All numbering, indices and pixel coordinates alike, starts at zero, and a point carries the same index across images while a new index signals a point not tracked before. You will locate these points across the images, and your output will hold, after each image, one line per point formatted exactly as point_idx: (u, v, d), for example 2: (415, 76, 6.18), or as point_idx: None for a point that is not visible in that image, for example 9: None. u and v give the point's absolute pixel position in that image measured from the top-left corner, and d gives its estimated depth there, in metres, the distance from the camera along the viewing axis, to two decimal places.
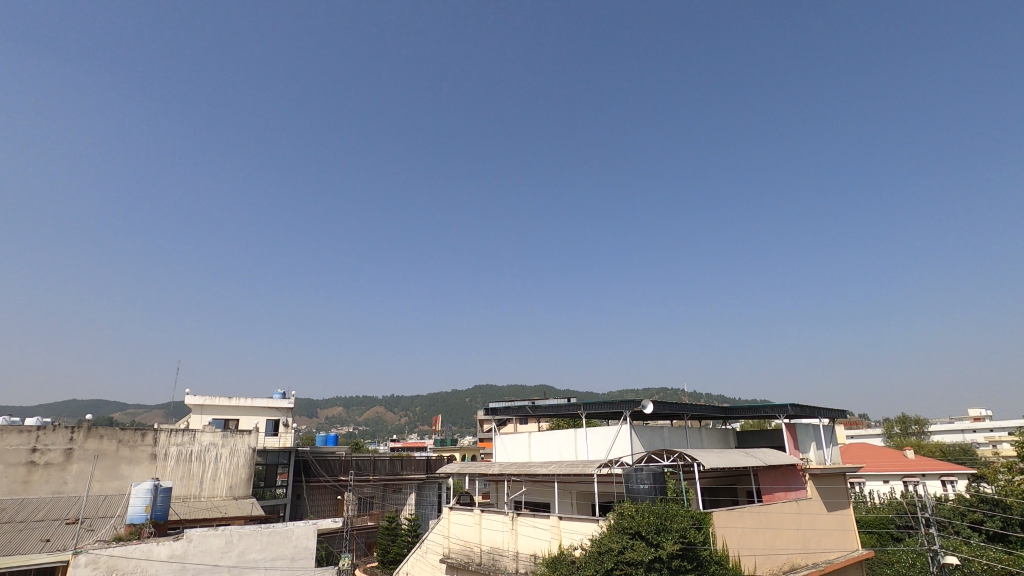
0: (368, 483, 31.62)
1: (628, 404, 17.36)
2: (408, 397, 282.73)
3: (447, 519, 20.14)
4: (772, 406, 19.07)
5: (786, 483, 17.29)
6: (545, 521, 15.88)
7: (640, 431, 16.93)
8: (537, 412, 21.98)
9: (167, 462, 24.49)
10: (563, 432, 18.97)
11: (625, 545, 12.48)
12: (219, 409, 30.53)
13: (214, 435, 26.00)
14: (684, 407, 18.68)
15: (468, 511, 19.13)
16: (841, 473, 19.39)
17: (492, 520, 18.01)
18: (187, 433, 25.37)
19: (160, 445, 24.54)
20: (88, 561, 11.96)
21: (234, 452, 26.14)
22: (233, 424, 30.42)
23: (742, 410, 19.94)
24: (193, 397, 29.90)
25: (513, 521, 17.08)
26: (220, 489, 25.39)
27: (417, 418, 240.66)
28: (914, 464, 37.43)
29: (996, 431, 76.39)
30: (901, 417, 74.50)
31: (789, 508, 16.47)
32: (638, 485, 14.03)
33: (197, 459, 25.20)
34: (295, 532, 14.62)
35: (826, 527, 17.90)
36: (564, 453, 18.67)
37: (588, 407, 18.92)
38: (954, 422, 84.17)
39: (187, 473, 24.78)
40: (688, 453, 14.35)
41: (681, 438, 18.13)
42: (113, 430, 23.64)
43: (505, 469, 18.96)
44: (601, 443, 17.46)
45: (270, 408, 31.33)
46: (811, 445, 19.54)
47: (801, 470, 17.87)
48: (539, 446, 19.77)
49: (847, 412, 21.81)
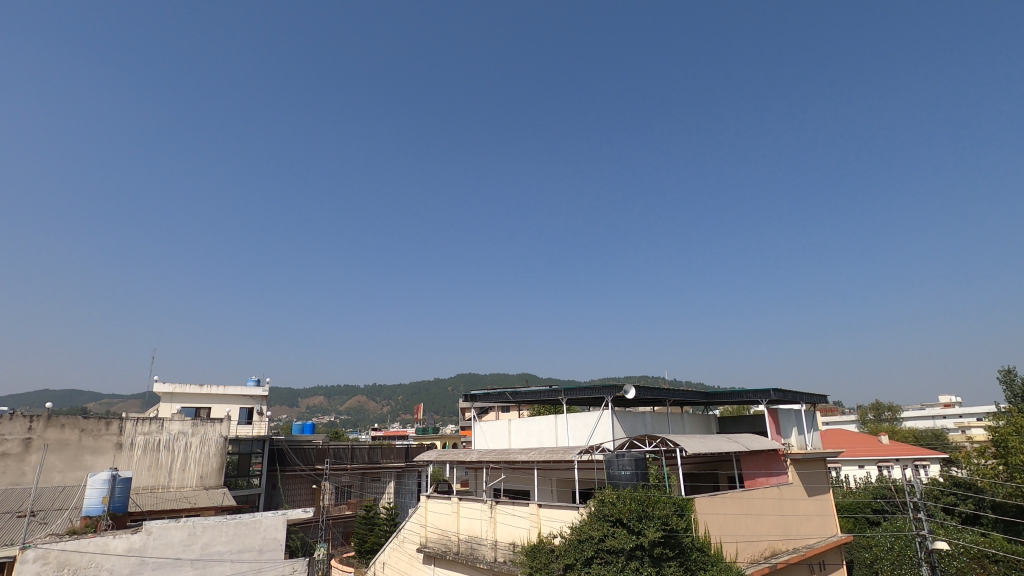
0: (345, 472, 30.99)
1: (609, 389, 16.97)
2: (390, 386, 281.24)
3: (424, 508, 19.68)
4: (753, 391, 18.84)
5: (768, 469, 17.12)
6: (524, 509, 15.49)
7: (622, 417, 16.57)
8: (517, 399, 21.54)
9: (133, 452, 23.56)
10: (543, 418, 18.56)
11: (605, 533, 12.14)
12: (190, 397, 29.57)
13: (184, 424, 25.15)
14: (666, 392, 18.37)
15: (446, 499, 18.68)
16: (822, 458, 19.33)
17: (470, 508, 17.59)
18: (155, 421, 24.44)
19: (126, 434, 23.58)
20: (37, 556, 11.23)
21: (204, 441, 25.34)
22: (205, 413, 29.52)
23: (724, 396, 19.71)
24: (162, 385, 28.89)
25: (492, 510, 16.66)
26: (190, 479, 24.63)
27: (399, 407, 239.70)
28: (888, 449, 37.94)
29: (965, 417, 78.34)
30: (874, 404, 75.93)
31: (770, 494, 16.31)
32: (620, 472, 13.65)
33: (166, 449, 24.30)
34: (264, 523, 13.99)
35: (807, 512, 17.83)
36: (544, 440, 18.28)
37: (569, 392, 18.53)
38: (926, 409, 86.21)
39: (155, 463, 23.88)
40: (671, 438, 14.02)
41: (662, 424, 17.84)
42: (75, 418, 22.63)
43: (483, 456, 18.54)
44: (582, 429, 17.09)
45: (244, 396, 30.46)
46: (792, 430, 19.41)
47: (783, 455, 17.73)
48: (519, 433, 19.35)
49: (827, 397, 21.76)
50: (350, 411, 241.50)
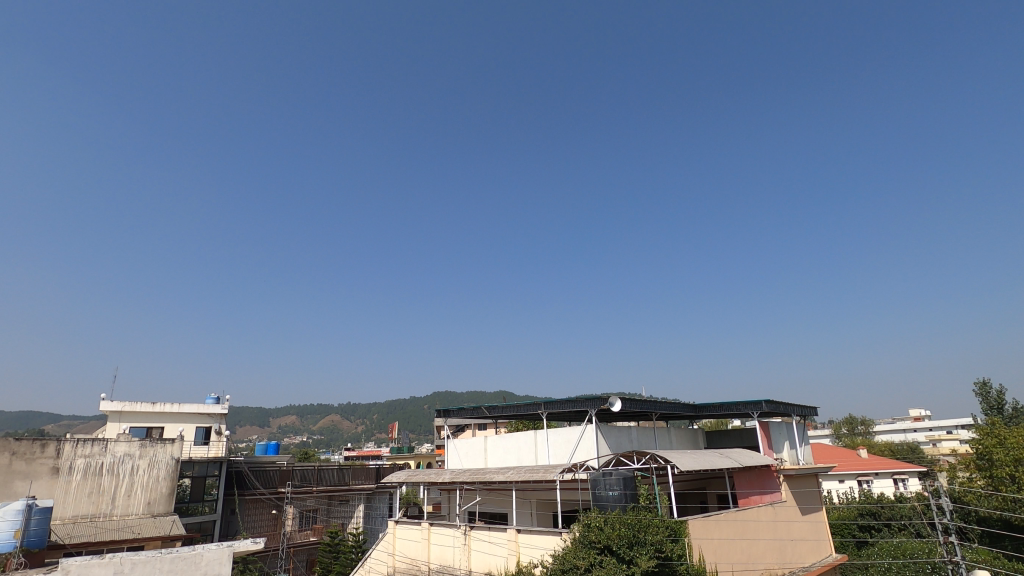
0: (310, 495, 28.96)
1: (593, 402, 15.78)
2: (364, 405, 275.51)
3: (392, 534, 18.11)
4: (744, 404, 17.80)
5: (762, 487, 16.06)
6: (501, 535, 14.12)
7: (607, 432, 15.37)
8: (494, 413, 20.19)
9: (72, 477, 21.43)
10: (522, 435, 17.27)
11: (592, 561, 10.87)
12: (141, 417, 27.42)
13: (131, 445, 23.09)
14: (653, 405, 17.24)
15: (416, 525, 17.15)
16: (814, 473, 18.40)
17: (442, 535, 16.10)
18: (98, 442, 22.31)
19: (64, 457, 21.49)
20: None
21: (153, 464, 23.35)
22: (157, 433, 27.41)
23: (712, 409, 18.67)
24: (110, 404, 26.71)
25: (465, 536, 15.22)
26: (136, 506, 22.56)
27: (373, 426, 234.31)
28: (867, 463, 37.46)
29: (935, 431, 79.30)
30: (849, 418, 76.25)
31: (765, 515, 15.24)
32: (607, 493, 12.40)
33: (109, 473, 22.20)
34: (205, 557, 12.22)
35: (802, 533, 16.85)
36: (523, 458, 16.97)
37: (549, 406, 17.27)
38: (898, 423, 86.91)
39: (96, 489, 21.75)
40: (661, 455, 12.84)
41: (649, 438, 16.69)
42: (5, 440, 20.47)
43: (456, 476, 17.11)
44: (564, 445, 15.86)
45: (200, 415, 28.43)
46: (784, 445, 18.40)
47: (776, 471, 16.70)
48: (495, 451, 18.02)
49: (817, 408, 20.87)
50: (322, 431, 235.28)
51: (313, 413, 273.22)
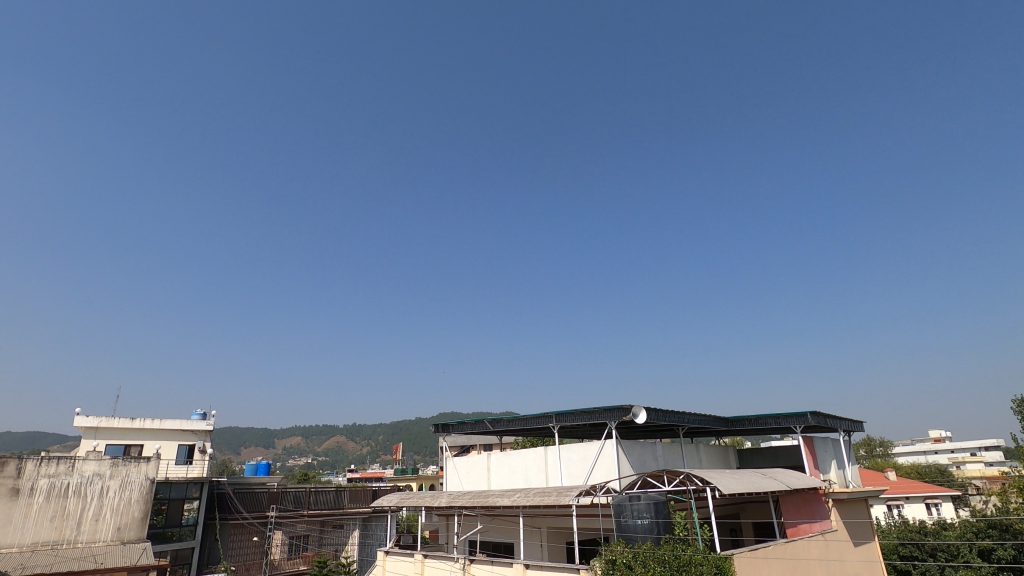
0: (300, 520, 26.80)
1: (614, 413, 13.62)
2: (366, 427, 271.89)
3: (382, 565, 15.92)
4: (786, 417, 15.62)
5: (811, 514, 13.86)
6: (506, 570, 11.94)
7: (630, 449, 13.28)
8: (499, 428, 18.10)
9: (33, 499, 19.34)
10: (530, 452, 15.14)
11: None
12: (119, 433, 25.51)
13: (101, 464, 21.15)
14: (681, 418, 15.09)
15: (409, 556, 14.97)
16: (866, 498, 16.06)
17: (437, 568, 13.93)
18: (64, 461, 20.35)
19: (26, 477, 19.46)
20: None
21: (125, 485, 21.33)
22: (135, 452, 25.44)
23: (747, 423, 16.46)
24: (85, 420, 24.79)
25: (464, 570, 13.05)
26: (104, 532, 20.44)
27: (376, 448, 230.49)
28: (900, 485, 34.81)
29: (958, 453, 76.13)
30: (867, 439, 73.11)
31: (816, 549, 13.03)
32: (634, 522, 10.25)
33: (75, 494, 20.15)
34: None
35: (855, 567, 14.60)
36: (531, 478, 14.86)
37: (561, 418, 15.13)
38: (919, 445, 83.45)
39: (59, 513, 19.67)
40: (698, 475, 10.66)
41: (676, 456, 14.57)
42: None
43: (454, 499, 15.04)
44: (579, 463, 13.74)
45: (183, 432, 26.51)
46: (831, 464, 16.12)
47: (825, 496, 14.47)
48: (500, 471, 15.88)
49: (861, 423, 18.59)
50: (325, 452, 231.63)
51: (316, 433, 269.72)
